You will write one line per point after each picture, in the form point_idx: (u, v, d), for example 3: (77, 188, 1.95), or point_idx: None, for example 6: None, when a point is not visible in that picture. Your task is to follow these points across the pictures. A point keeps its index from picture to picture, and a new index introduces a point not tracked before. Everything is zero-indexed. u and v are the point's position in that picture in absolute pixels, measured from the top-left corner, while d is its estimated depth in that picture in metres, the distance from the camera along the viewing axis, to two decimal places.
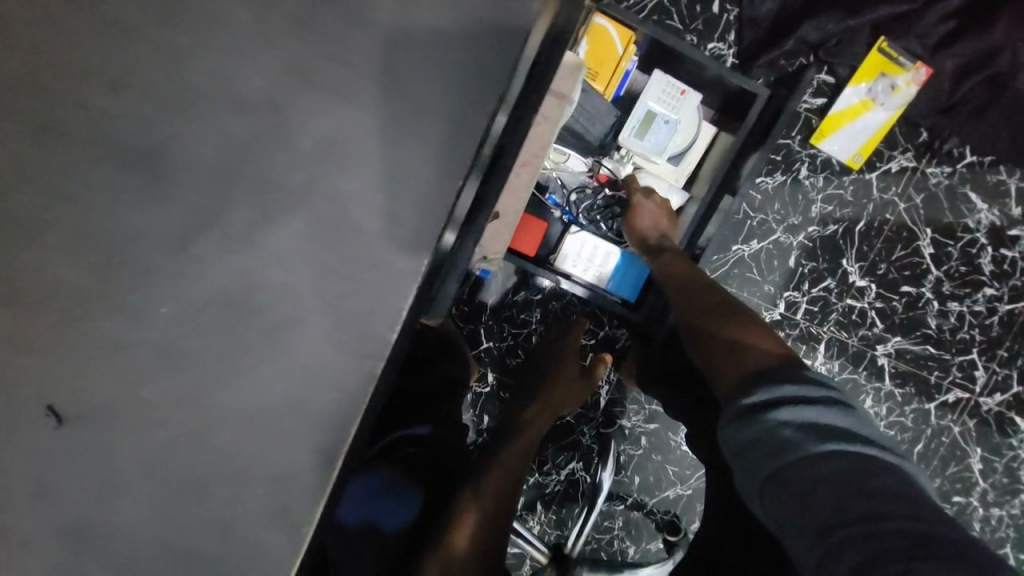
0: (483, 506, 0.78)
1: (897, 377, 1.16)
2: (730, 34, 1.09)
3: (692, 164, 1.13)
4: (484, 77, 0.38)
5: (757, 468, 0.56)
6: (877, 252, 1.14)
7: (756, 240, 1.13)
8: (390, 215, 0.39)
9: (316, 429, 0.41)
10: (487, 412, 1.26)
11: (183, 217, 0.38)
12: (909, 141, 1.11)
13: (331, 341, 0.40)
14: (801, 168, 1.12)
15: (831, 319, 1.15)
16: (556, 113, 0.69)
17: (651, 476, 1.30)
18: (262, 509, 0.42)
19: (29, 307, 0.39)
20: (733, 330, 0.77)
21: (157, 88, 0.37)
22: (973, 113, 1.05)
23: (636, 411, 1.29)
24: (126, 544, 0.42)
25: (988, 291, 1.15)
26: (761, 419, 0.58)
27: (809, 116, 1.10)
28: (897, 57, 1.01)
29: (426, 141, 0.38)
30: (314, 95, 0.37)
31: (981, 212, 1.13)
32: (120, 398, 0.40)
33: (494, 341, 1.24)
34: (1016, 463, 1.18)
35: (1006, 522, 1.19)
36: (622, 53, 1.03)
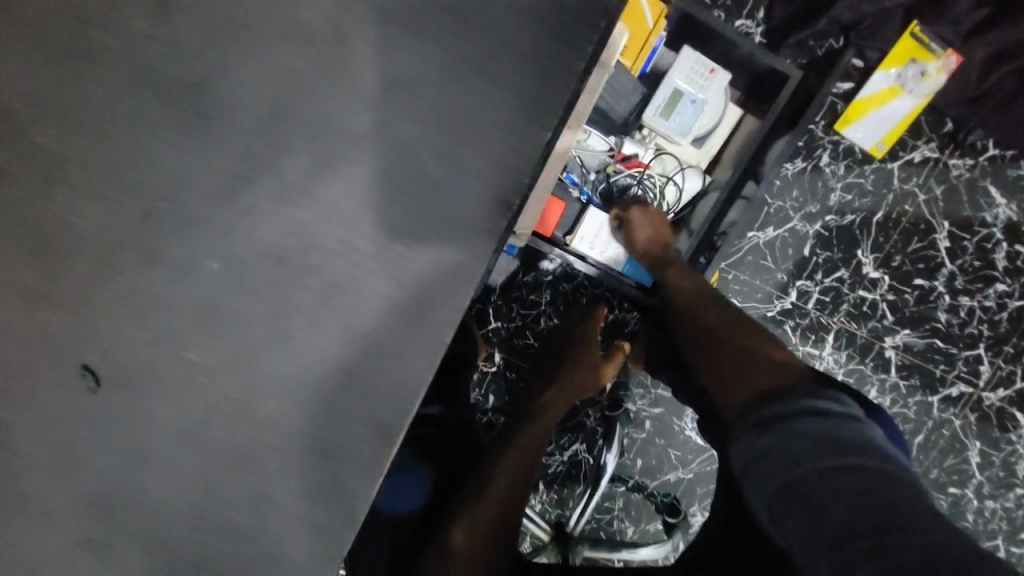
0: (492, 489, 0.72)
1: (904, 369, 1.10)
2: (759, 11, 1.03)
3: (715, 148, 1.09)
4: (580, 18, 0.34)
5: (767, 477, 0.47)
6: (893, 244, 1.08)
7: (772, 226, 1.09)
8: (468, 167, 0.35)
9: (374, 401, 0.38)
10: (492, 392, 1.24)
11: (234, 163, 0.34)
12: (935, 131, 1.05)
13: (394, 306, 0.37)
14: (822, 155, 1.07)
15: (842, 309, 1.10)
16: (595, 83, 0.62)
17: (653, 460, 1.29)
18: (314, 484, 0.39)
19: (61, 256, 0.35)
20: (733, 339, 0.65)
21: (207, 13, 0.32)
22: (1001, 104, 0.98)
23: (642, 395, 1.28)
24: (167, 514, 0.39)
25: (999, 287, 1.08)
26: (775, 428, 0.49)
27: (836, 102, 1.05)
28: (929, 43, 0.96)
29: (507, 88, 0.34)
30: (385, 28, 0.33)
31: (999, 207, 1.06)
32: (161, 360, 0.37)
33: (502, 320, 1.22)
34: (1014, 458, 1.10)
35: (1000, 515, 1.11)
36: (652, 28, 0.96)
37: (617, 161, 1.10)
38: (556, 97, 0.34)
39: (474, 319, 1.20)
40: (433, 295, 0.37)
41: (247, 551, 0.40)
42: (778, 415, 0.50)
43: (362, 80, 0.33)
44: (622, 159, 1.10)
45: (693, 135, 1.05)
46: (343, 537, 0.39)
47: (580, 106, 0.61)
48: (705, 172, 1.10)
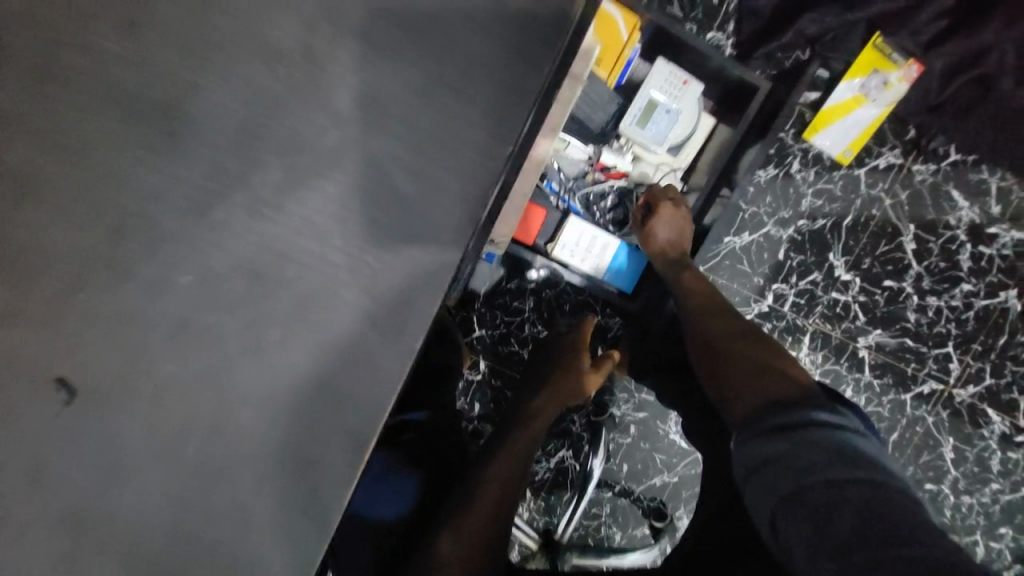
0: (485, 489, 0.77)
1: (877, 368, 1.15)
2: (729, 25, 1.08)
3: (690, 156, 1.11)
4: (541, 40, 0.35)
5: (769, 487, 0.53)
6: (862, 246, 1.14)
7: (746, 232, 1.14)
8: (436, 180, 0.36)
9: (349, 407, 0.39)
10: (478, 400, 1.24)
11: (205, 179, 0.35)
12: (898, 138, 1.11)
13: (367, 315, 0.38)
14: (793, 162, 1.13)
15: (817, 311, 1.15)
16: (569, 94, 0.64)
17: (639, 464, 1.31)
18: (289, 492, 0.39)
19: (28, 274, 0.35)
20: (758, 364, 0.72)
21: (176, 32, 0.33)
22: (959, 112, 1.05)
23: (626, 399, 1.30)
24: (140, 531, 0.39)
25: (966, 287, 1.13)
26: (784, 437, 0.55)
27: (803, 111, 1.11)
28: (891, 53, 1.01)
29: (473, 105, 0.36)
30: (354, 48, 0.34)
31: (962, 209, 1.12)
32: (134, 374, 0.37)
33: (487, 328, 1.23)
34: (987, 452, 1.15)
35: (976, 510, 1.16)
36: (627, 40, 0.99)
37: (597, 170, 1.14)
38: (520, 111, 0.36)
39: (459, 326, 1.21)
40: (406, 303, 0.38)
41: (225, 567, 0.40)
42: (785, 425, 0.57)
43: (332, 97, 0.34)
44: (600, 168, 1.13)
45: (668, 144, 1.08)
46: (318, 544, 0.40)
47: (553, 114, 0.67)
48: (682, 179, 1.14)
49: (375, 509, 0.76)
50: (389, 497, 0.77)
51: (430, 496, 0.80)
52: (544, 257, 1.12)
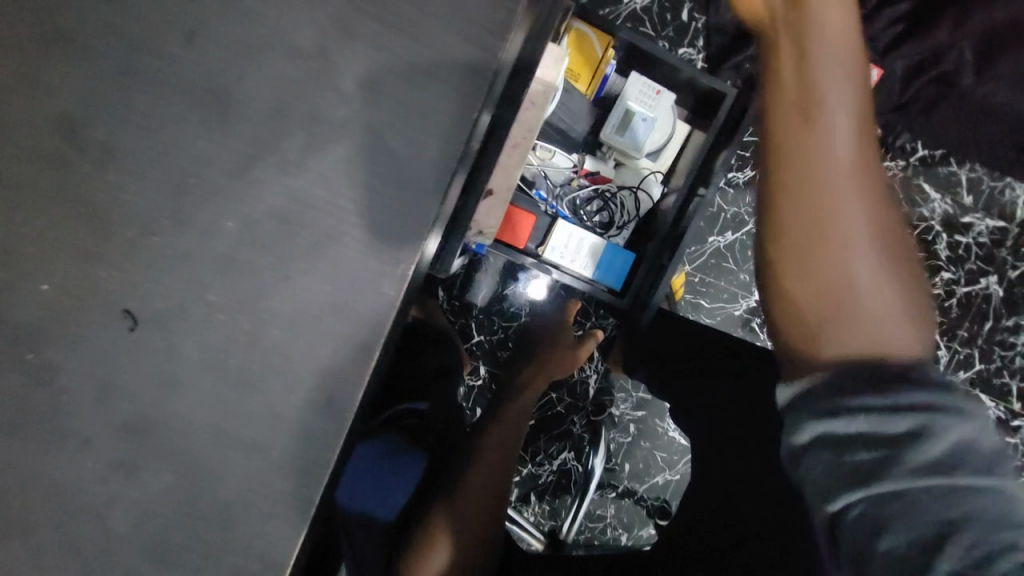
0: (485, 454, 0.96)
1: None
2: (698, 41, 1.26)
3: (669, 160, 1.26)
4: (499, 31, 0.46)
5: (853, 470, 0.48)
6: None
7: (730, 231, 1.35)
8: (419, 139, 0.47)
9: (356, 326, 0.48)
10: (479, 404, 1.32)
11: (244, 145, 0.45)
12: None
13: (368, 250, 0.48)
14: None
15: None
16: (542, 100, 0.77)
17: (640, 464, 1.38)
18: (309, 399, 0.48)
19: (108, 224, 0.46)
20: (880, 278, 0.55)
21: (222, 38, 0.45)
22: (924, 109, 1.21)
23: (624, 398, 1.37)
24: (187, 434, 0.48)
25: (946, 275, 1.34)
26: (908, 420, 0.48)
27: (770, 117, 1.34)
28: None
29: (446, 83, 0.47)
30: (355, 43, 0.45)
31: (935, 201, 1.32)
32: (186, 301, 0.47)
33: (485, 334, 1.33)
34: None
35: None
36: (600, 56, 1.13)
37: (582, 176, 1.26)
38: (485, 87, 0.47)
39: (458, 332, 1.30)
40: (400, 240, 0.48)
41: (257, 463, 0.49)
42: (908, 402, 0.48)
43: (340, 81, 0.46)
44: (583, 174, 1.25)
45: (648, 148, 1.22)
46: (333, 444, 0.49)
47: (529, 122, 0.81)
48: (662, 182, 1.27)
49: (384, 502, 0.82)
50: (394, 490, 0.84)
51: (433, 470, 0.93)
52: (537, 260, 1.21)
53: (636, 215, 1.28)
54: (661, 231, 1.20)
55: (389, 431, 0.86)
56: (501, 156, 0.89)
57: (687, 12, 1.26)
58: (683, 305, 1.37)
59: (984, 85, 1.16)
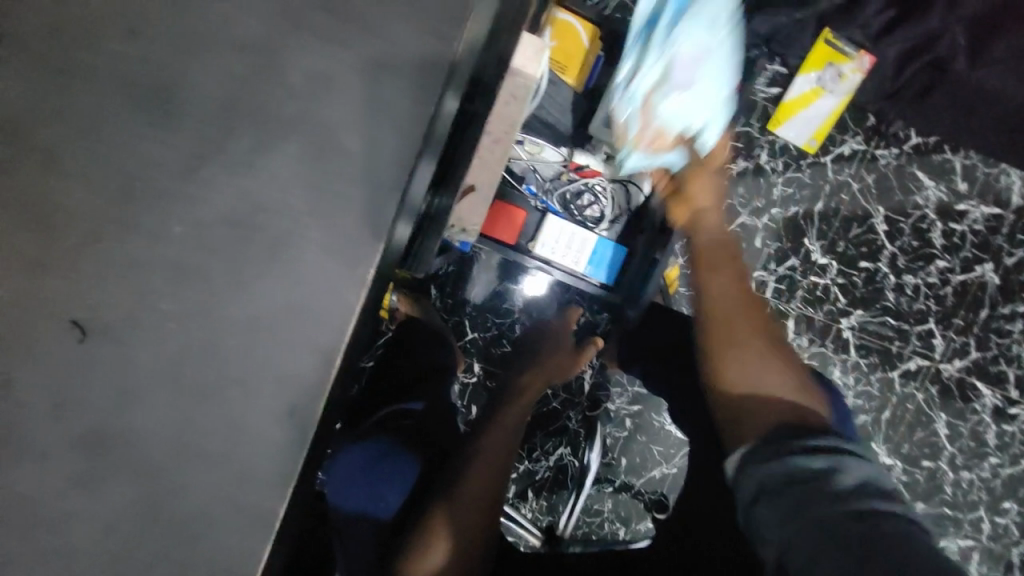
0: (485, 455, 0.89)
1: (862, 348, 1.29)
2: None
3: None
4: (453, 17, 0.44)
5: (785, 505, 0.53)
6: (835, 230, 1.28)
7: (726, 223, 1.26)
8: (373, 133, 0.44)
9: (315, 332, 0.46)
10: (475, 403, 1.30)
11: (191, 145, 0.43)
12: (858, 126, 1.26)
13: (324, 252, 0.46)
14: (761, 154, 1.26)
15: (798, 295, 1.28)
16: (521, 92, 0.68)
17: (637, 458, 1.37)
18: (270, 408, 0.47)
19: (52, 231, 0.44)
20: (783, 381, 0.65)
21: (164, 33, 0.42)
22: (919, 96, 1.19)
23: (620, 393, 1.36)
24: (144, 446, 0.46)
25: (941, 263, 1.30)
26: (820, 462, 0.54)
27: (766, 104, 1.25)
28: (841, 47, 1.14)
29: (399, 75, 0.44)
30: (302, 35, 0.43)
31: (929, 188, 1.28)
32: (137, 310, 0.45)
33: (479, 331, 1.31)
34: (981, 426, 1.31)
35: (976, 484, 1.30)
36: (588, 47, 1.11)
37: (572, 170, 1.21)
38: (441, 76, 0.44)
39: (452, 331, 1.29)
40: (357, 242, 0.46)
41: (218, 475, 0.47)
42: (816, 448, 0.56)
43: (288, 75, 0.43)
44: (574, 168, 1.20)
45: None
46: (296, 452, 0.47)
47: (509, 117, 0.73)
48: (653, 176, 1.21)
49: (378, 502, 0.82)
50: (388, 490, 0.83)
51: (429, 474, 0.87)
52: (527, 255, 1.19)
53: (628, 208, 1.25)
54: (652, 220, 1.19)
55: (384, 433, 0.87)
56: (481, 152, 0.81)
57: None
58: (677, 297, 1.35)
59: (978, 69, 1.14)
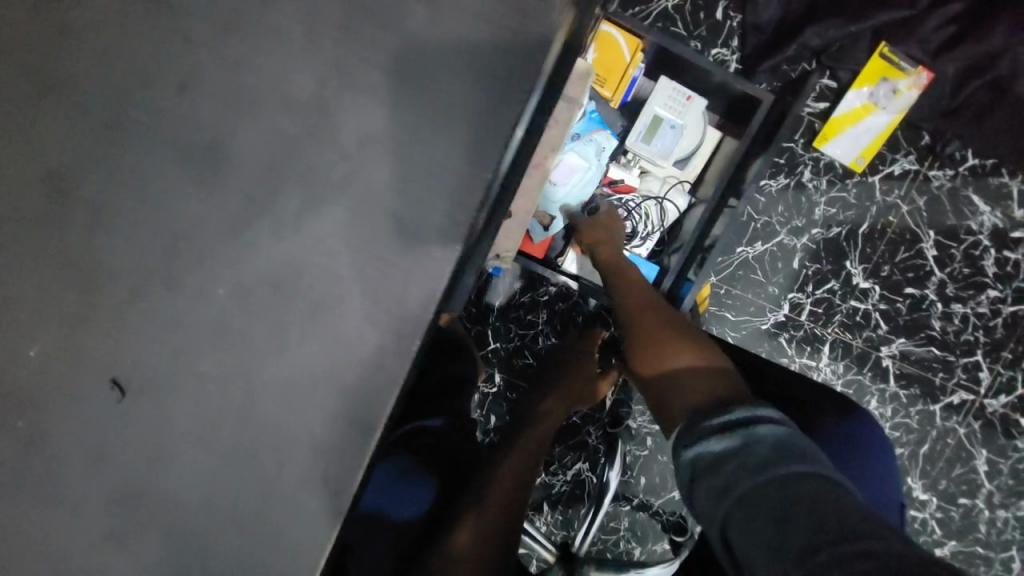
0: (497, 487, 0.81)
1: (902, 379, 1.18)
2: (733, 40, 1.15)
3: (697, 168, 1.15)
4: (516, 78, 0.42)
5: (717, 485, 0.50)
6: (879, 254, 1.17)
7: (759, 242, 1.17)
8: (425, 198, 0.43)
9: (356, 400, 0.45)
10: (494, 413, 1.28)
11: (237, 205, 0.42)
12: (912, 144, 1.15)
13: (369, 318, 0.44)
14: (804, 171, 1.16)
15: (835, 320, 1.18)
16: (565, 117, 0.72)
17: (656, 477, 1.32)
18: (305, 475, 0.45)
19: (97, 288, 0.43)
20: (693, 368, 0.68)
21: (215, 91, 0.41)
22: (975, 116, 1.09)
23: (641, 411, 1.31)
24: (178, 508, 0.45)
25: (991, 293, 1.17)
26: (734, 435, 0.52)
27: (813, 120, 1.16)
28: (897, 61, 1.06)
29: (455, 136, 0.42)
30: (354, 93, 0.41)
31: (983, 214, 1.16)
32: (178, 371, 0.44)
33: (501, 341, 1.26)
34: (1022, 465, 1.18)
35: (1012, 524, 1.19)
36: (629, 61, 1.06)
37: (603, 185, 1.16)
38: (497, 140, 0.42)
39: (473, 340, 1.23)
40: (405, 310, 0.44)
41: (249, 541, 0.46)
42: (725, 424, 0.54)
43: (338, 137, 0.42)
44: (607, 182, 1.15)
45: (675, 157, 1.13)
46: (331, 522, 0.46)
47: (553, 134, 0.73)
48: (690, 192, 1.16)
49: (397, 511, 0.76)
50: (408, 498, 0.78)
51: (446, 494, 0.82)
52: (555, 270, 1.11)
53: (662, 226, 1.16)
54: (687, 241, 1.09)
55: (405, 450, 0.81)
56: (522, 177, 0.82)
57: (722, 11, 1.14)
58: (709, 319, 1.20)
59: None
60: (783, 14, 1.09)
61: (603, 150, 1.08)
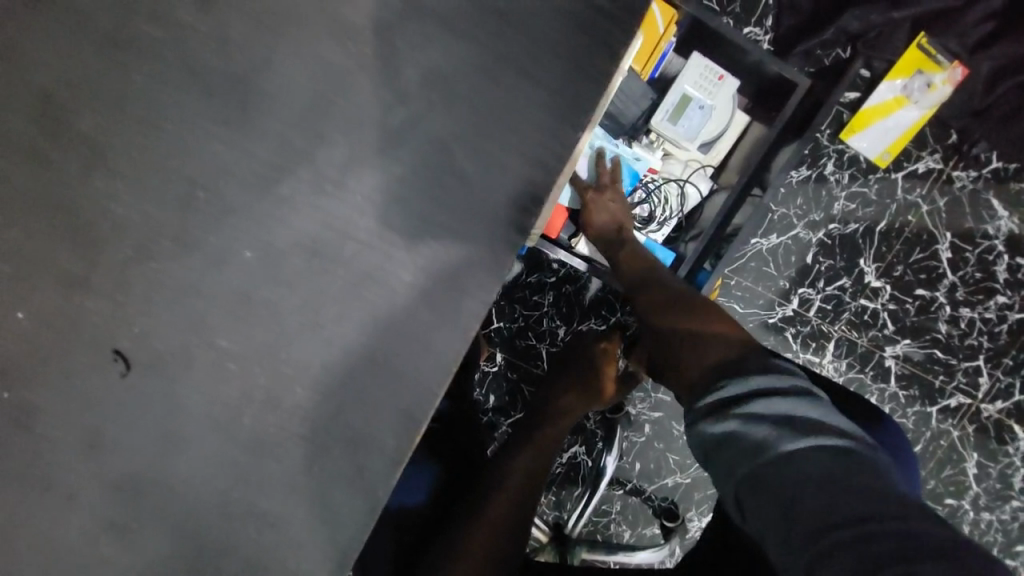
0: (506, 483, 0.71)
1: (903, 379, 1.03)
2: (767, 19, 0.97)
3: (721, 154, 1.01)
4: (613, 23, 0.35)
5: (727, 462, 0.42)
6: (895, 253, 1.02)
7: (775, 234, 1.02)
8: (497, 161, 0.36)
9: (401, 389, 0.39)
10: (493, 392, 1.13)
11: (273, 154, 0.35)
12: (938, 143, 0.99)
13: (420, 295, 0.37)
14: (827, 164, 1.01)
15: (843, 319, 1.04)
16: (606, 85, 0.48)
17: (651, 464, 1.18)
18: (340, 471, 0.39)
19: (101, 243, 0.36)
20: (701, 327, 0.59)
21: (252, 7, 0.34)
22: (1002, 120, 0.94)
23: (641, 399, 1.16)
24: (191, 499, 0.39)
25: (999, 300, 1.01)
26: (731, 417, 0.44)
27: (841, 111, 0.99)
28: (935, 54, 0.92)
29: (535, 86, 0.35)
30: (422, 25, 0.34)
31: (1002, 219, 0.99)
32: (192, 345, 0.37)
33: (504, 321, 1.12)
34: (1011, 471, 1.03)
35: (995, 527, 1.04)
36: (662, 33, 0.88)
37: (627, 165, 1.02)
38: (586, 99, 0.36)
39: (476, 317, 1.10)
40: (461, 286, 0.38)
41: (271, 540, 0.40)
42: (723, 407, 0.45)
43: (404, 77, 0.35)
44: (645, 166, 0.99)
45: (700, 140, 0.98)
46: (365, 522, 0.40)
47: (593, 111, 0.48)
48: (712, 178, 1.02)
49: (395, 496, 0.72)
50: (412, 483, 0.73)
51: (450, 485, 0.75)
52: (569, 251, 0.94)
53: (680, 212, 1.01)
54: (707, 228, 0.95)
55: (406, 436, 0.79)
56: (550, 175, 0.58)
57: None
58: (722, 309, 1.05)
59: None
60: None
61: None
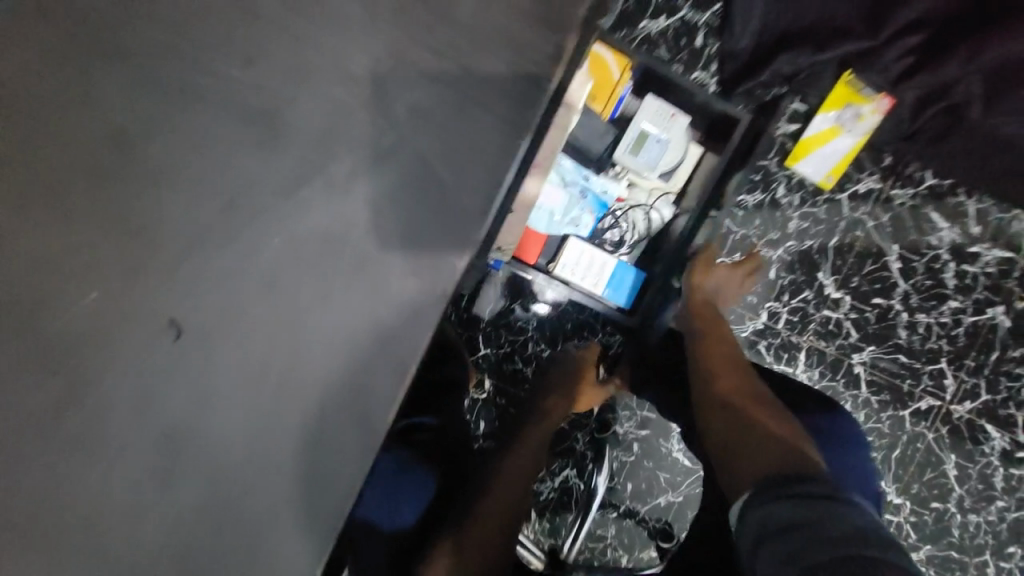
0: (499, 473, 0.87)
1: (874, 386, 1.16)
2: (711, 65, 1.12)
3: (680, 182, 1.15)
4: (532, 89, 0.55)
5: (774, 518, 0.58)
6: (849, 266, 1.15)
7: (739, 253, 1.16)
8: (463, 168, 0.54)
9: (394, 343, 0.56)
10: (483, 419, 1.21)
11: (293, 166, 0.47)
12: (875, 165, 1.13)
13: (408, 274, 0.55)
14: (778, 188, 1.15)
15: (810, 329, 1.17)
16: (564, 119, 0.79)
17: (643, 484, 1.23)
18: (350, 408, 0.56)
19: (144, 246, 0.43)
20: (776, 445, 0.70)
21: (277, 62, 0.46)
22: (931, 142, 1.05)
23: (628, 417, 1.22)
24: (218, 447, 0.48)
25: (953, 304, 1.14)
26: (792, 493, 0.60)
27: (784, 141, 1.14)
28: (862, 88, 1.02)
29: (487, 119, 0.54)
30: (404, 74, 0.50)
31: (943, 230, 1.13)
32: (226, 316, 0.47)
33: (491, 347, 1.20)
34: (990, 469, 1.14)
35: (983, 528, 1.14)
36: (617, 79, 1.04)
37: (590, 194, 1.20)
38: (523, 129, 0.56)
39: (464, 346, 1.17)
40: (437, 269, 0.56)
41: (296, 471, 0.54)
42: (794, 485, 0.61)
43: (393, 110, 0.50)
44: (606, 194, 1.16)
45: (659, 170, 1.13)
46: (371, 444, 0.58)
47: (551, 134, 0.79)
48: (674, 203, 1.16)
49: (393, 514, 0.76)
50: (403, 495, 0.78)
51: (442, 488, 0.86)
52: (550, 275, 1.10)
53: (647, 235, 1.17)
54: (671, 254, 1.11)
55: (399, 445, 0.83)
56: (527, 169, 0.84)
57: (701, 36, 1.11)
58: None
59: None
60: (760, 36, 1.04)
61: (577, 225, 1.14)
